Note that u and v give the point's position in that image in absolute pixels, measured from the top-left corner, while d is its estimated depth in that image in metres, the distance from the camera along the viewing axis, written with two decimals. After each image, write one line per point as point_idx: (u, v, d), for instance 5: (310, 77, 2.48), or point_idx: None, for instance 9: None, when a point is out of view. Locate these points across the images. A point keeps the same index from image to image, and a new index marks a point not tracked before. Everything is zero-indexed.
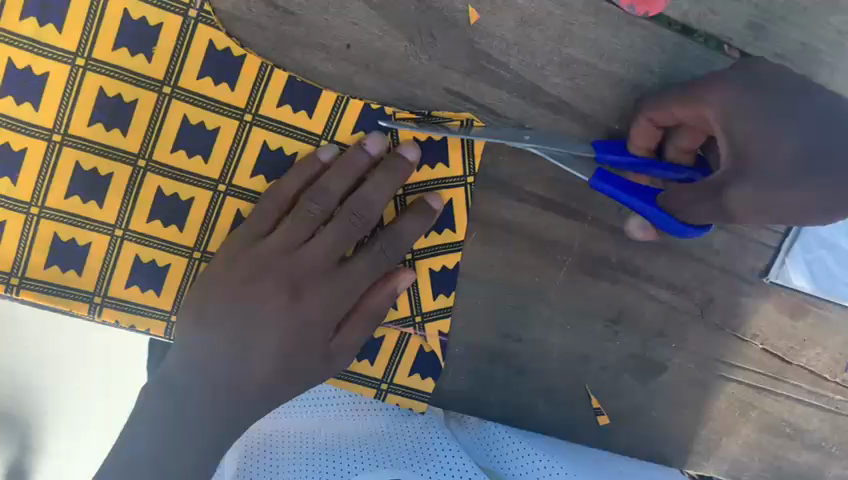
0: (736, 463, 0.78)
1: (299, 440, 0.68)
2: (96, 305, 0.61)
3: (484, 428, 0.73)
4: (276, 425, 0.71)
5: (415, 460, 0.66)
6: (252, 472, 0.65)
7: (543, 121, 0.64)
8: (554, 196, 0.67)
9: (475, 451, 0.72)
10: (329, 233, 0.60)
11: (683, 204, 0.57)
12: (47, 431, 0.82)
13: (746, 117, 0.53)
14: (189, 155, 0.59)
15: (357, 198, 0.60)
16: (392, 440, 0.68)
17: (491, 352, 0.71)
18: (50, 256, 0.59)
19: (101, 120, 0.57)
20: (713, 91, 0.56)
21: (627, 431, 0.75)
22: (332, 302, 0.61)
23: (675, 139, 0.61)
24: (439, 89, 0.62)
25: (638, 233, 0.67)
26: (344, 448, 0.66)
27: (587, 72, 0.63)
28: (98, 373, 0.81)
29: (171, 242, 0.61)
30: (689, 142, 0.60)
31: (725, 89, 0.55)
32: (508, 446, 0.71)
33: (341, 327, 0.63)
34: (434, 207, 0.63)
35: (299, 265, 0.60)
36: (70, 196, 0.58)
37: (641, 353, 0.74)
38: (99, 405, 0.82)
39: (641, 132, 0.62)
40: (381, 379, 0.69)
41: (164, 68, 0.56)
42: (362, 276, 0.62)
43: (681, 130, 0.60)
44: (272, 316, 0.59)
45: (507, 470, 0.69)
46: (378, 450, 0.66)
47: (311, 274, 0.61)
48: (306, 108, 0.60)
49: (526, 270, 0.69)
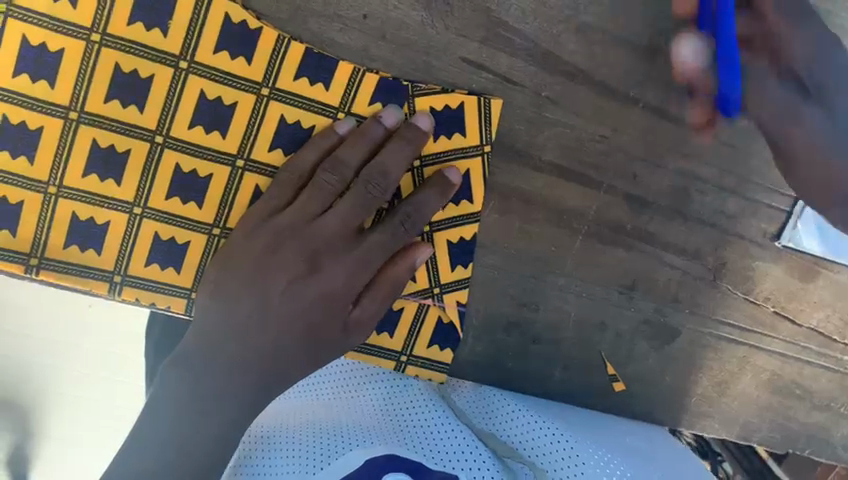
0: (747, 425, 0.81)
1: (298, 415, 0.69)
2: (116, 284, 0.61)
3: (480, 392, 0.73)
4: (281, 407, 0.73)
5: (412, 439, 0.65)
6: (260, 450, 0.65)
7: (558, 89, 0.64)
8: (570, 165, 0.67)
9: (470, 411, 0.71)
10: (346, 205, 0.59)
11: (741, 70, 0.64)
12: (54, 419, 0.86)
13: (809, 48, 0.64)
14: (206, 130, 0.58)
15: (372, 167, 0.59)
16: (391, 417, 0.68)
17: (508, 321, 0.71)
18: (69, 236, 0.59)
19: (118, 97, 0.56)
20: (781, 10, 0.63)
21: (640, 396, 0.77)
22: (353, 274, 0.61)
23: (709, 41, 0.62)
24: (455, 58, 0.61)
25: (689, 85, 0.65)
26: (341, 422, 0.67)
27: (602, 38, 0.63)
28: (103, 364, 0.85)
29: (190, 219, 0.60)
30: (719, 44, 0.61)
31: (795, 21, 0.63)
32: (502, 408, 0.71)
33: (360, 298, 0.63)
34: (453, 180, 0.62)
35: (319, 236, 0.59)
36: (87, 175, 0.58)
37: (656, 319, 0.74)
38: (107, 395, 0.86)
39: (693, 12, 0.61)
40: (401, 352, 0.69)
41: (181, 42, 0.56)
42: (381, 246, 0.61)
43: (721, 31, 0.61)
44: (291, 287, 0.59)
45: (503, 431, 0.68)
46: (375, 429, 0.65)
47: (331, 244, 0.60)
48: (323, 80, 0.59)
49: (544, 239, 0.69)
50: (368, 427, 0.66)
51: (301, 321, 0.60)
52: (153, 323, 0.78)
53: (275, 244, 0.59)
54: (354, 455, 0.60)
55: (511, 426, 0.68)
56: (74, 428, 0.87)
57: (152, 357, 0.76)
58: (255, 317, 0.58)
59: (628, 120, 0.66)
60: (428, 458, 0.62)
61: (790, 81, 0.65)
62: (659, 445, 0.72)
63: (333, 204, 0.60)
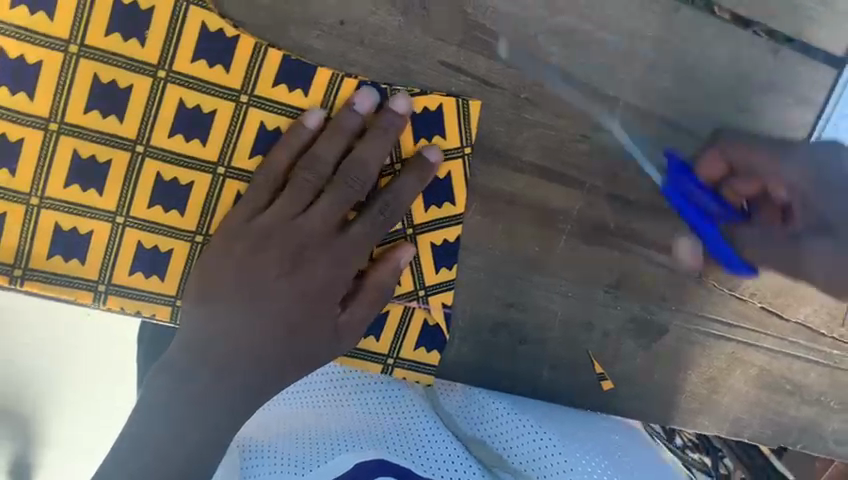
0: (737, 421, 0.81)
1: (287, 421, 0.69)
2: (101, 293, 0.61)
3: (468, 395, 0.73)
4: (273, 404, 0.73)
5: (401, 442, 0.65)
6: (249, 448, 0.66)
7: (537, 91, 0.64)
8: (552, 165, 0.67)
9: (459, 415, 0.71)
10: (327, 200, 0.60)
11: (750, 240, 0.72)
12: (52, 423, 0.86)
13: (808, 190, 0.72)
14: (186, 139, 0.59)
15: (349, 162, 0.60)
16: (381, 418, 0.68)
17: (494, 321, 0.71)
18: (52, 246, 0.59)
19: (98, 108, 0.57)
20: (781, 162, 0.70)
21: (629, 394, 0.77)
22: (335, 270, 0.61)
23: (733, 181, 0.70)
24: (434, 62, 0.61)
25: (688, 257, 0.73)
26: (331, 424, 0.67)
27: (581, 39, 0.63)
28: (99, 364, 0.86)
29: (172, 227, 0.61)
30: (744, 186, 0.70)
31: (793, 169, 0.71)
32: (494, 414, 0.70)
33: (348, 303, 0.63)
34: (433, 159, 0.63)
35: (300, 235, 0.60)
36: (69, 185, 0.58)
37: (642, 317, 0.74)
38: (105, 394, 0.87)
39: (709, 163, 0.69)
40: (387, 354, 0.70)
41: (158, 52, 0.56)
42: (363, 240, 0.62)
43: (739, 177, 0.70)
44: (275, 286, 0.59)
45: (496, 441, 0.68)
46: (365, 431, 0.65)
47: (314, 241, 0.60)
48: (302, 86, 0.59)
49: (528, 239, 0.69)
50: (357, 429, 0.66)
51: (283, 324, 0.59)
52: (144, 330, 0.78)
53: (258, 244, 0.59)
54: (342, 461, 0.61)
55: (499, 434, 0.69)
56: (73, 432, 0.87)
57: (143, 361, 0.76)
58: (238, 323, 0.58)
59: (608, 119, 0.67)
60: (416, 464, 0.63)
61: (819, 241, 0.73)
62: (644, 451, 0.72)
63: (313, 201, 0.60)
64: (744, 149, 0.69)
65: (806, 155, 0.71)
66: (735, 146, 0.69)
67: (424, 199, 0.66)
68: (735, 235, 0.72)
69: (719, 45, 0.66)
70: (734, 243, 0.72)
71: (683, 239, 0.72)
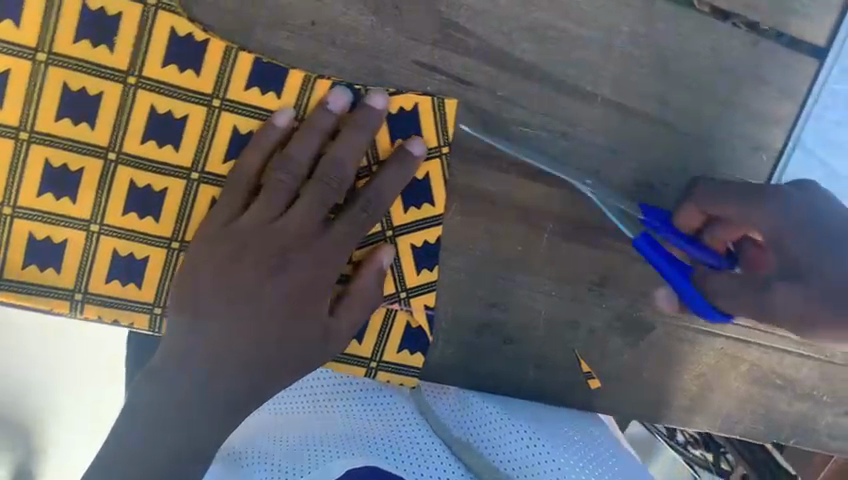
0: (729, 418, 0.81)
1: (283, 426, 0.72)
2: (77, 302, 0.60)
3: (461, 397, 0.73)
4: (273, 412, 0.75)
5: (392, 449, 0.66)
6: (246, 457, 0.67)
7: (514, 88, 0.64)
8: (532, 163, 0.67)
9: (451, 418, 0.71)
10: (307, 200, 0.59)
11: (721, 288, 0.65)
12: (48, 429, 0.89)
13: (795, 238, 0.62)
14: (159, 145, 0.58)
15: (325, 161, 0.59)
16: (373, 427, 0.69)
17: (478, 322, 0.71)
18: (27, 255, 0.59)
19: (68, 116, 0.56)
20: (765, 207, 0.63)
21: (618, 393, 0.76)
22: (317, 269, 0.60)
23: (715, 229, 0.68)
24: (408, 61, 0.61)
25: (664, 303, 0.73)
26: (325, 433, 0.68)
27: (557, 36, 0.63)
28: (84, 373, 0.88)
29: (148, 234, 0.60)
30: (725, 234, 0.68)
31: (772, 215, 0.63)
32: (486, 417, 0.71)
33: (337, 309, 0.63)
34: (415, 153, 0.62)
35: (281, 235, 0.59)
36: (42, 194, 0.58)
37: (628, 314, 0.74)
38: (92, 402, 0.89)
39: (687, 214, 0.68)
40: (371, 358, 0.69)
41: (127, 58, 0.56)
42: (344, 239, 0.61)
43: (722, 224, 0.68)
44: (257, 287, 0.59)
45: (485, 444, 0.68)
46: (357, 440, 0.66)
47: (296, 241, 0.60)
48: (274, 89, 0.59)
49: (509, 238, 0.68)
50: (350, 439, 0.67)
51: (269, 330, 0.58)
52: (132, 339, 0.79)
53: (240, 245, 0.59)
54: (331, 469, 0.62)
55: (500, 444, 0.68)
56: (63, 438, 0.90)
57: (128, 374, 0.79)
58: (219, 332, 0.57)
59: (587, 115, 0.66)
60: (405, 471, 0.63)
61: (787, 290, 0.62)
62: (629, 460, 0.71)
63: (290, 205, 0.60)
64: (720, 196, 0.66)
65: (795, 205, 0.63)
66: (708, 194, 0.67)
67: (403, 200, 0.65)
68: (707, 286, 0.66)
69: (697, 39, 0.65)
70: (708, 296, 0.66)
71: (664, 287, 0.73)
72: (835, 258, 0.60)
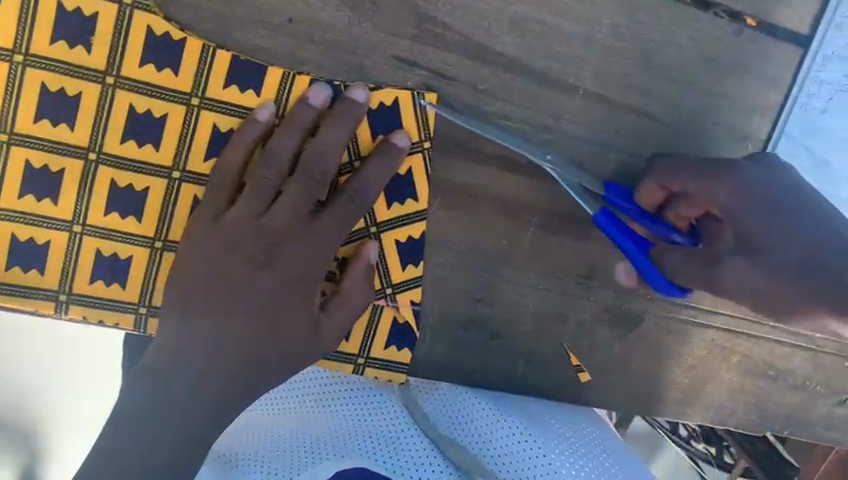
0: (721, 410, 0.80)
1: (272, 425, 0.72)
2: (62, 303, 0.61)
3: (456, 394, 0.73)
4: (270, 411, 0.75)
5: (385, 451, 0.66)
6: (239, 455, 0.68)
7: (495, 82, 0.63)
8: (516, 157, 0.66)
9: (444, 416, 0.71)
10: (291, 194, 0.59)
11: (679, 265, 0.66)
12: (49, 430, 0.95)
13: (751, 211, 0.62)
14: (139, 144, 0.58)
15: (307, 155, 0.59)
16: (366, 428, 0.69)
17: (465, 318, 0.71)
18: (10, 258, 0.59)
19: (47, 117, 0.56)
20: (725, 182, 0.64)
21: (608, 386, 0.76)
22: (304, 265, 0.60)
23: (677, 205, 0.67)
24: (387, 57, 0.61)
25: (625, 278, 0.73)
26: (318, 433, 0.68)
27: (537, 29, 0.63)
28: (83, 374, 0.94)
29: (131, 233, 0.60)
30: (686, 210, 0.67)
31: (729, 188, 0.63)
32: (478, 415, 0.71)
33: (327, 306, 0.63)
34: (401, 146, 0.62)
35: (267, 231, 0.59)
36: (23, 196, 0.58)
37: (616, 306, 0.74)
38: (89, 401, 0.95)
39: (647, 191, 0.67)
40: (358, 354, 0.68)
41: (105, 58, 0.56)
42: (331, 233, 0.60)
43: (684, 199, 0.67)
44: (243, 284, 0.59)
45: (478, 445, 0.69)
46: (350, 441, 0.66)
47: (283, 235, 0.59)
48: (253, 86, 0.59)
49: (493, 232, 0.68)
50: (342, 439, 0.67)
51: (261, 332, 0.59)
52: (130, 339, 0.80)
53: (227, 242, 0.58)
54: (321, 468, 0.62)
55: (492, 442, 0.69)
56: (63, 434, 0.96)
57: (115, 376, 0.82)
58: (208, 334, 0.57)
59: (569, 108, 0.66)
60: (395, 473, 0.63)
61: (742, 266, 0.63)
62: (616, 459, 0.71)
63: (274, 200, 0.59)
64: (682, 171, 0.65)
65: (758, 181, 0.63)
66: (669, 171, 0.66)
67: (386, 196, 0.65)
68: (665, 262, 0.67)
69: (678, 29, 0.65)
70: (666, 271, 0.67)
71: (624, 261, 0.73)
72: (789, 234, 0.60)
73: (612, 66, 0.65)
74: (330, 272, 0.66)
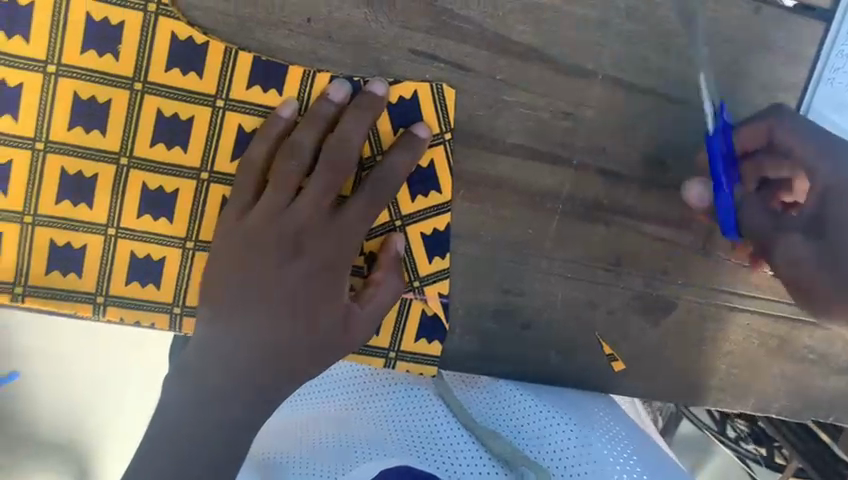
0: (762, 396, 0.79)
1: (300, 426, 0.75)
2: (100, 305, 0.63)
3: (492, 386, 0.74)
4: (308, 409, 0.77)
5: (425, 449, 0.68)
6: (284, 457, 0.70)
7: (512, 71, 0.64)
8: (539, 145, 0.66)
9: (481, 405, 0.73)
10: (315, 185, 0.59)
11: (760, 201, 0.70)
12: (97, 437, 0.97)
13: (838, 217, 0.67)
14: (167, 147, 0.60)
15: (330, 145, 0.60)
16: (406, 424, 0.71)
17: (494, 309, 0.70)
18: (49, 262, 0.61)
19: (80, 124, 0.58)
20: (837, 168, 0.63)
21: (643, 375, 0.75)
22: (333, 256, 0.60)
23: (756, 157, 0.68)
24: (404, 51, 0.62)
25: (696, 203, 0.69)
26: (358, 433, 0.70)
27: (552, 15, 0.63)
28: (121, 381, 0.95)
29: (164, 234, 0.62)
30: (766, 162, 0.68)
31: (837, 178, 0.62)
32: (513, 404, 0.72)
33: (360, 298, 0.63)
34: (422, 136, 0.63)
35: (293, 223, 0.59)
36: (60, 201, 0.60)
37: (646, 293, 0.73)
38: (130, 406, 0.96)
39: (748, 133, 0.66)
40: (389, 348, 0.69)
41: (132, 65, 0.58)
42: (358, 224, 0.61)
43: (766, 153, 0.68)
44: (272, 275, 0.59)
45: (510, 430, 0.71)
46: (391, 440, 0.68)
47: (309, 228, 0.60)
48: (275, 86, 0.60)
49: (519, 222, 0.68)
50: (381, 439, 0.69)
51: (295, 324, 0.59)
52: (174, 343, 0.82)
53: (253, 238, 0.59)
54: (365, 468, 0.64)
55: (529, 432, 0.70)
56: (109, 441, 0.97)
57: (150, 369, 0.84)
58: (243, 326, 0.58)
59: (589, 93, 0.66)
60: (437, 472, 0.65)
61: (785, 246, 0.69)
62: (648, 444, 0.73)
63: (299, 193, 0.60)
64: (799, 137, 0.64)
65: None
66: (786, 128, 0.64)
67: (410, 189, 0.66)
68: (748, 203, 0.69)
69: (695, 9, 0.65)
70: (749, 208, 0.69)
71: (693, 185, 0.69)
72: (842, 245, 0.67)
73: (629, 46, 0.65)
74: (356, 267, 0.67)
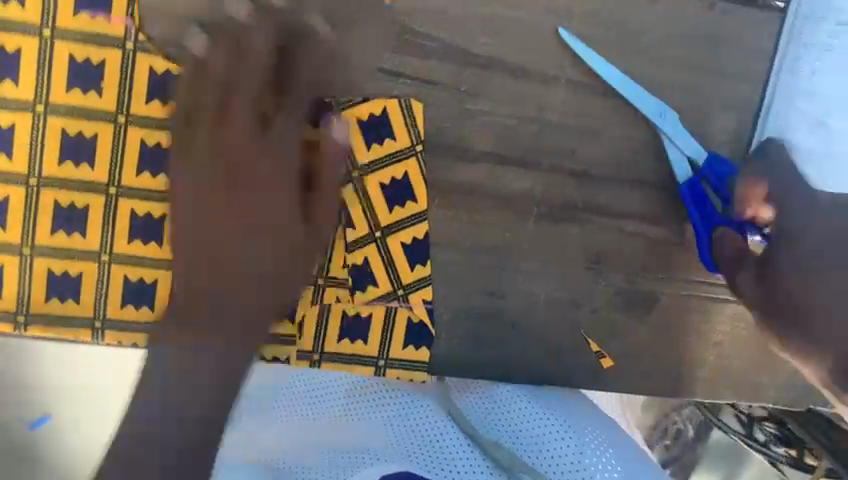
0: (757, 386, 0.79)
1: (270, 440, 0.65)
2: (98, 329, 0.65)
3: (490, 391, 0.72)
4: (284, 410, 0.68)
5: (425, 452, 0.63)
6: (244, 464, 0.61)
7: (476, 81, 0.67)
8: (508, 151, 0.69)
9: (476, 413, 0.70)
10: (240, 103, 0.56)
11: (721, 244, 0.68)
12: None
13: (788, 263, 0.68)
14: (153, 175, 0.64)
15: (239, 58, 0.57)
16: (403, 432, 0.66)
17: (479, 313, 0.72)
18: (49, 291, 0.64)
19: (69, 158, 0.62)
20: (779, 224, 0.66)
21: (634, 371, 0.76)
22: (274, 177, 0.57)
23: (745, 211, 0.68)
24: (371, 70, 0.65)
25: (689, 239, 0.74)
26: (346, 442, 0.63)
27: (510, 26, 0.66)
28: None
29: (155, 258, 0.65)
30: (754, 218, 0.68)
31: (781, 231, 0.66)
32: (513, 410, 0.70)
33: (314, 213, 0.59)
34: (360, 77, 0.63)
35: (226, 149, 0.56)
36: (55, 232, 0.63)
37: (628, 289, 0.74)
38: None
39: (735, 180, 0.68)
40: (378, 357, 0.71)
41: (115, 99, 0.62)
42: (288, 125, 0.58)
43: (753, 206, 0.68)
44: (201, 192, 0.56)
45: (504, 435, 0.68)
46: (385, 451, 0.62)
47: (240, 150, 0.56)
48: None
49: (496, 226, 0.70)
50: (374, 451, 0.62)
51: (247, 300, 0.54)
52: None
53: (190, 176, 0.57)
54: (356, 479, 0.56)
55: (526, 436, 0.67)
56: None
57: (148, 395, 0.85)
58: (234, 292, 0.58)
59: (552, 97, 0.69)
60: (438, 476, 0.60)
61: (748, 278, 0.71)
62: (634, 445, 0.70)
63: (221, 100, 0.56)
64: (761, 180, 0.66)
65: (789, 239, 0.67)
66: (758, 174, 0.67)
67: (387, 201, 0.68)
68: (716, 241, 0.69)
69: (648, 11, 0.68)
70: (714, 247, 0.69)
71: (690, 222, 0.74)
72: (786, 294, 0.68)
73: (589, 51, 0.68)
74: (341, 280, 0.69)
